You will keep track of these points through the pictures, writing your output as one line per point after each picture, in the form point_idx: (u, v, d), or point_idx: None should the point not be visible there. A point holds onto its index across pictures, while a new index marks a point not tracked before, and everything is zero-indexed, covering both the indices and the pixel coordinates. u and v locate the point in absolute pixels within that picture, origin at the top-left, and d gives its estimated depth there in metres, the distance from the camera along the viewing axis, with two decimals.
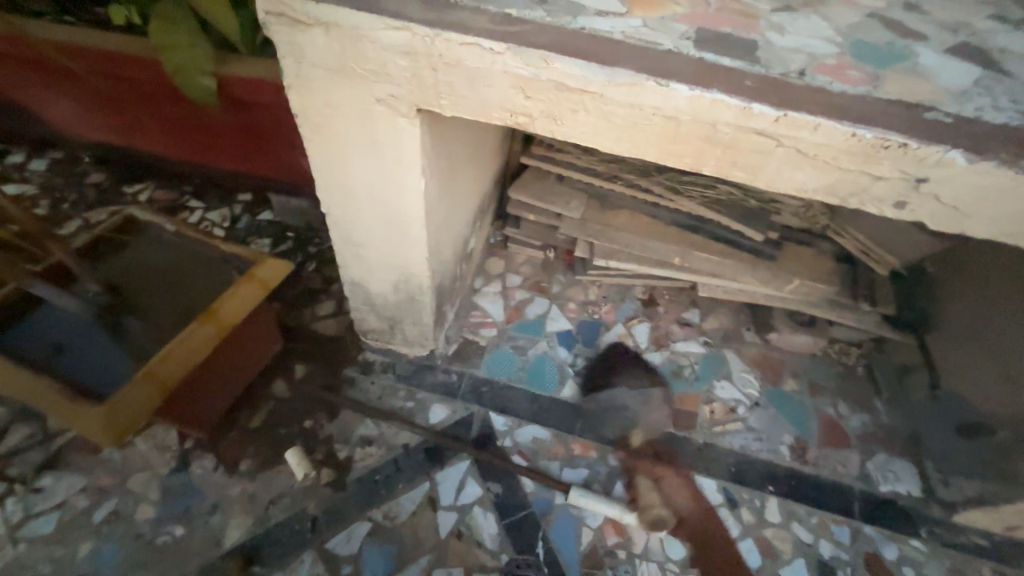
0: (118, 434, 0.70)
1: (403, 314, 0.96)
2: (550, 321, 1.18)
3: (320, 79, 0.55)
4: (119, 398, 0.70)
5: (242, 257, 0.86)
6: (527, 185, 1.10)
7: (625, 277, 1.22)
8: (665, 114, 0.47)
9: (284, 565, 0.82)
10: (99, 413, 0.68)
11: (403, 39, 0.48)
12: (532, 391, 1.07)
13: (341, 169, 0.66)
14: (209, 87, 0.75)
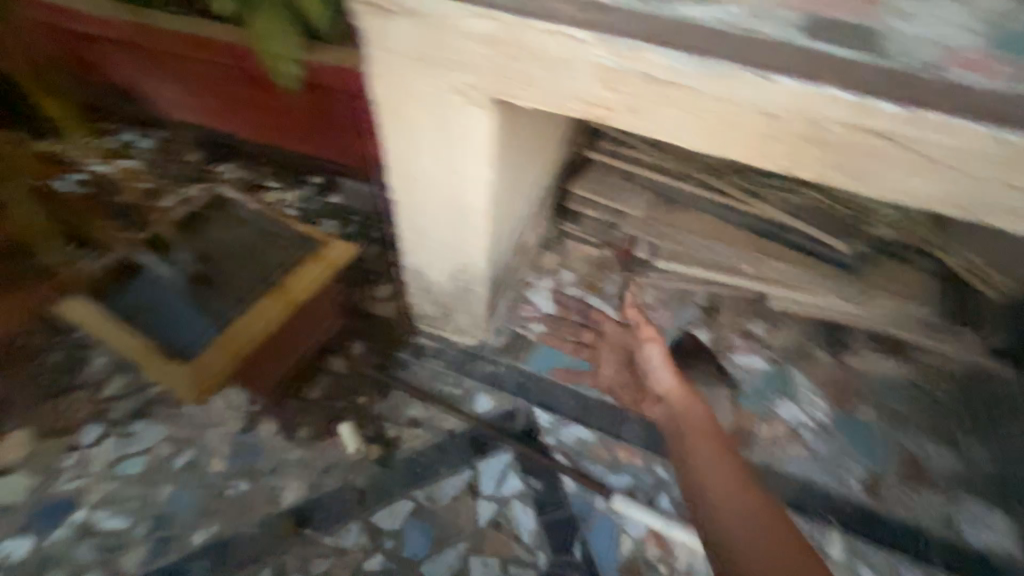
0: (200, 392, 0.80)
1: (456, 303, 0.97)
2: (602, 322, 1.14)
3: (400, 68, 0.56)
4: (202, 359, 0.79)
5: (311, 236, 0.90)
6: (590, 180, 1.06)
7: (687, 282, 1.15)
8: (764, 110, 0.44)
9: (331, 531, 0.86)
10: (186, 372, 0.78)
11: (487, 27, 0.47)
12: (579, 391, 1.04)
13: (412, 156, 0.67)
14: (298, 75, 0.80)
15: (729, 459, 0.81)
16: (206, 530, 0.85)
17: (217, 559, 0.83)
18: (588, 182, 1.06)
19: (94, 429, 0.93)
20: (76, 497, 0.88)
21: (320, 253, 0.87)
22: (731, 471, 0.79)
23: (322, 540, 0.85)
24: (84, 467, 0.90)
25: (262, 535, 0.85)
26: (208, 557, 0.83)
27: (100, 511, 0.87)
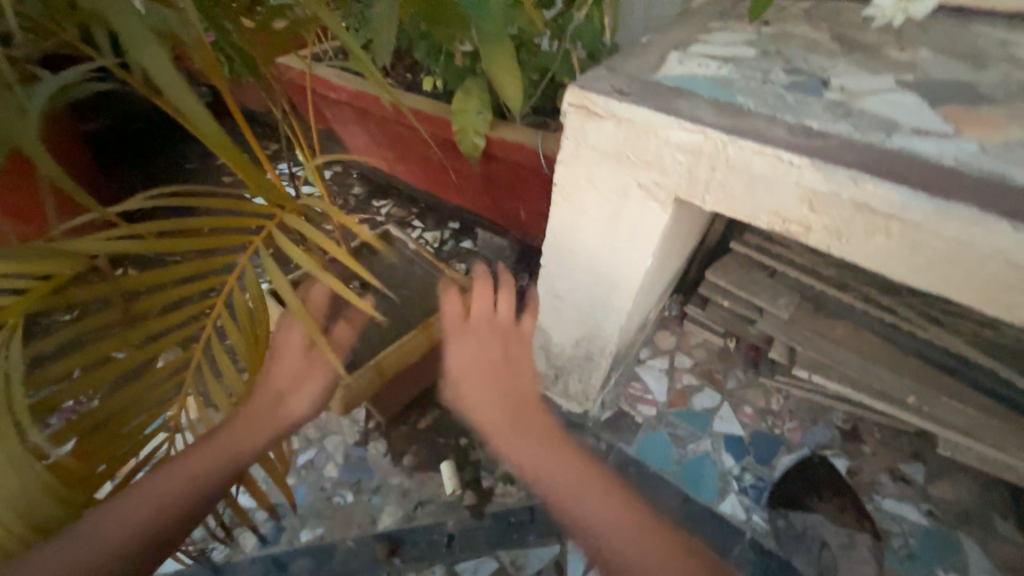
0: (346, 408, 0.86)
1: (573, 369, 0.97)
2: (718, 420, 1.07)
3: (591, 159, 0.61)
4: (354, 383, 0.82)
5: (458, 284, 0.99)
6: (728, 270, 1.03)
7: (825, 396, 1.04)
8: (1007, 260, 0.40)
9: (417, 568, 0.88)
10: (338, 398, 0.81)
11: (694, 140, 0.50)
12: (684, 491, 0.97)
13: (574, 232, 0.71)
14: (477, 146, 0.91)
15: (536, 438, 0.68)
16: (312, 531, 0.91)
17: (315, 563, 0.88)
18: (726, 273, 1.02)
19: None
20: None
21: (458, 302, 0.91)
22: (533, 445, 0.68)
23: (408, 574, 0.87)
24: None
25: (358, 551, 0.89)
26: (309, 558, 0.88)
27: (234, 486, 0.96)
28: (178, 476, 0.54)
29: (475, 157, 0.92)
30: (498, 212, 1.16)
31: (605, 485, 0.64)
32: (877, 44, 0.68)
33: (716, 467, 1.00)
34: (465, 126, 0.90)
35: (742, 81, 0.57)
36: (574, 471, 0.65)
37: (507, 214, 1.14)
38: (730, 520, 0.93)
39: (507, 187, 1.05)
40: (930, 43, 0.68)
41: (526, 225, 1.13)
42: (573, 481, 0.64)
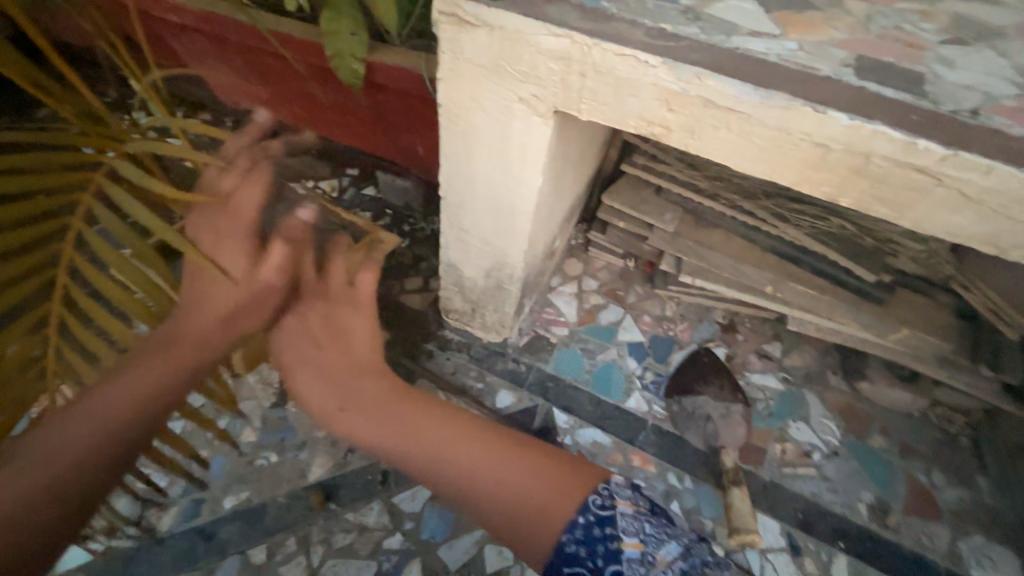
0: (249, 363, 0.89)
1: (487, 300, 1.00)
2: (623, 331, 1.18)
3: (470, 74, 0.60)
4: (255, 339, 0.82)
5: (358, 227, 0.95)
6: (621, 193, 1.10)
7: (706, 298, 1.20)
8: (815, 141, 0.47)
9: (354, 508, 0.90)
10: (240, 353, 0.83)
11: (563, 46, 0.51)
12: (597, 396, 1.08)
13: (467, 156, 0.71)
14: (358, 71, 0.83)
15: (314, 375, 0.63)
16: (237, 496, 0.88)
17: (247, 525, 0.86)
18: (619, 195, 1.09)
19: None
20: None
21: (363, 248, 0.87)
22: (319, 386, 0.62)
23: (345, 516, 0.89)
24: None
25: (291, 506, 0.89)
26: (238, 522, 0.86)
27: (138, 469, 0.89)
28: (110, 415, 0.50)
29: (356, 85, 0.84)
30: (395, 150, 1.10)
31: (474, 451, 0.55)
32: None
33: (622, 371, 1.12)
34: (340, 50, 0.81)
35: None
36: (389, 427, 0.58)
37: (405, 151, 1.09)
38: (635, 412, 1.07)
39: (399, 121, 1.00)
40: None
41: (427, 161, 1.09)
42: (435, 449, 0.56)
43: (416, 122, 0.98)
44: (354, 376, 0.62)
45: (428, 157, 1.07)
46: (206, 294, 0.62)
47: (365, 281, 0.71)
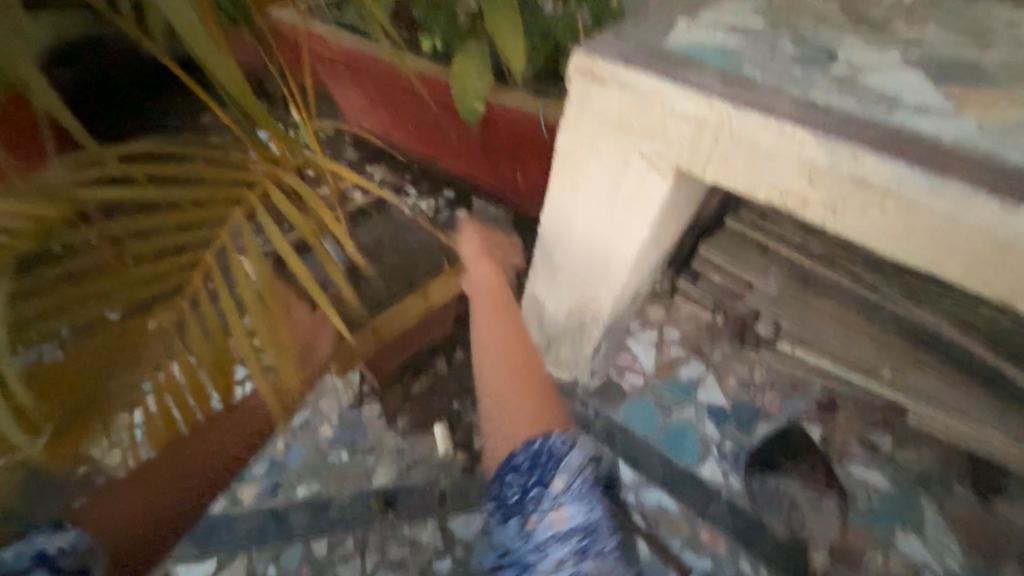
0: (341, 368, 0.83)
1: (565, 338, 0.99)
2: (702, 390, 1.11)
3: (594, 126, 0.60)
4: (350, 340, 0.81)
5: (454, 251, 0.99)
6: (721, 245, 1.05)
7: (802, 369, 1.10)
8: (992, 239, 0.42)
9: (411, 522, 0.92)
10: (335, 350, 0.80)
11: (699, 111, 0.51)
12: (667, 455, 1.02)
13: (575, 201, 0.71)
14: (477, 109, 0.88)
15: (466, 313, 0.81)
16: (309, 487, 0.94)
17: (314, 517, 0.92)
18: (717, 248, 1.04)
19: None
20: None
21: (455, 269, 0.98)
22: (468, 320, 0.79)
23: (402, 528, 0.91)
24: None
25: (354, 507, 0.93)
26: (306, 512, 0.92)
27: None
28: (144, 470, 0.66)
29: (473, 121, 0.90)
30: (495, 180, 1.15)
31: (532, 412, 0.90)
32: (885, 19, 0.67)
33: (698, 434, 1.05)
34: (465, 88, 0.87)
35: (750, 50, 0.57)
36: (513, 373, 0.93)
37: (504, 181, 1.13)
38: (708, 482, 0.99)
39: (505, 155, 1.04)
40: (937, 18, 0.67)
41: (525, 193, 1.12)
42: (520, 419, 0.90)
43: (520, 157, 1.02)
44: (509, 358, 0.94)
45: (525, 189, 1.10)
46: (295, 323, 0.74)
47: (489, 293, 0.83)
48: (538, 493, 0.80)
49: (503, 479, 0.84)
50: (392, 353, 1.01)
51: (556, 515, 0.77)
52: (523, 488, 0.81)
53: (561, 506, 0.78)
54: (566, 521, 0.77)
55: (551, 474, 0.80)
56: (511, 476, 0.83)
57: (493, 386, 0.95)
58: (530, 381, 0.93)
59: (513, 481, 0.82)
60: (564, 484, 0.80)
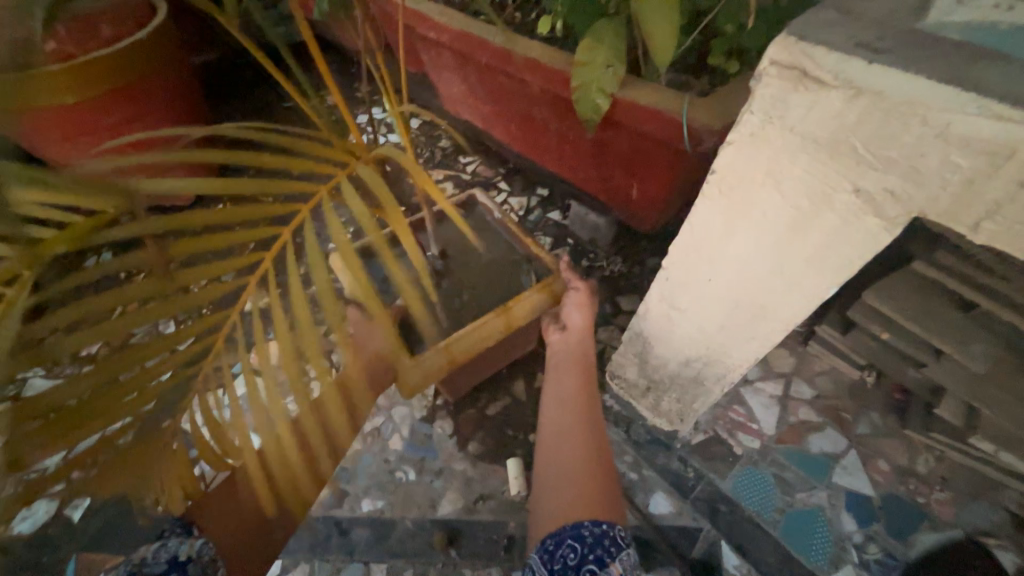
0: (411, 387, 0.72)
1: (673, 387, 0.82)
2: (840, 471, 0.88)
3: (785, 143, 0.43)
4: (421, 358, 0.70)
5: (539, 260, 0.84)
6: (898, 296, 0.79)
7: (994, 469, 0.83)
8: None
9: (473, 565, 0.83)
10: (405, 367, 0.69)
11: (1003, 136, 0.32)
12: (787, 548, 0.82)
13: (725, 236, 0.54)
14: (599, 107, 0.74)
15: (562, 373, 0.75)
16: (373, 504, 0.90)
17: (376, 537, 0.87)
18: (894, 298, 0.79)
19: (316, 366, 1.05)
20: None
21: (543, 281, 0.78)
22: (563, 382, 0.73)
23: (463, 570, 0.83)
24: None
25: (416, 535, 0.87)
26: (368, 530, 0.87)
27: None
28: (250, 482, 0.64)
29: (593, 120, 0.75)
30: (602, 187, 0.99)
31: (588, 498, 0.58)
32: None
33: (831, 528, 0.83)
34: (589, 80, 0.73)
35: None
36: (587, 442, 0.65)
37: (613, 191, 0.97)
38: None
39: (618, 159, 0.89)
40: None
41: (636, 206, 0.95)
42: (569, 504, 0.58)
43: (638, 165, 0.86)
44: (586, 420, 0.67)
45: (636, 202, 0.94)
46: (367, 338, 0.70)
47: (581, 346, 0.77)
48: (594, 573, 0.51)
49: (557, 538, 0.55)
50: (471, 371, 0.92)
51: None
52: (583, 555, 0.52)
53: None
54: None
55: (617, 555, 0.53)
56: (569, 540, 0.54)
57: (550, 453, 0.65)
58: (606, 457, 0.64)
59: (566, 551, 0.53)
60: (626, 566, 0.53)
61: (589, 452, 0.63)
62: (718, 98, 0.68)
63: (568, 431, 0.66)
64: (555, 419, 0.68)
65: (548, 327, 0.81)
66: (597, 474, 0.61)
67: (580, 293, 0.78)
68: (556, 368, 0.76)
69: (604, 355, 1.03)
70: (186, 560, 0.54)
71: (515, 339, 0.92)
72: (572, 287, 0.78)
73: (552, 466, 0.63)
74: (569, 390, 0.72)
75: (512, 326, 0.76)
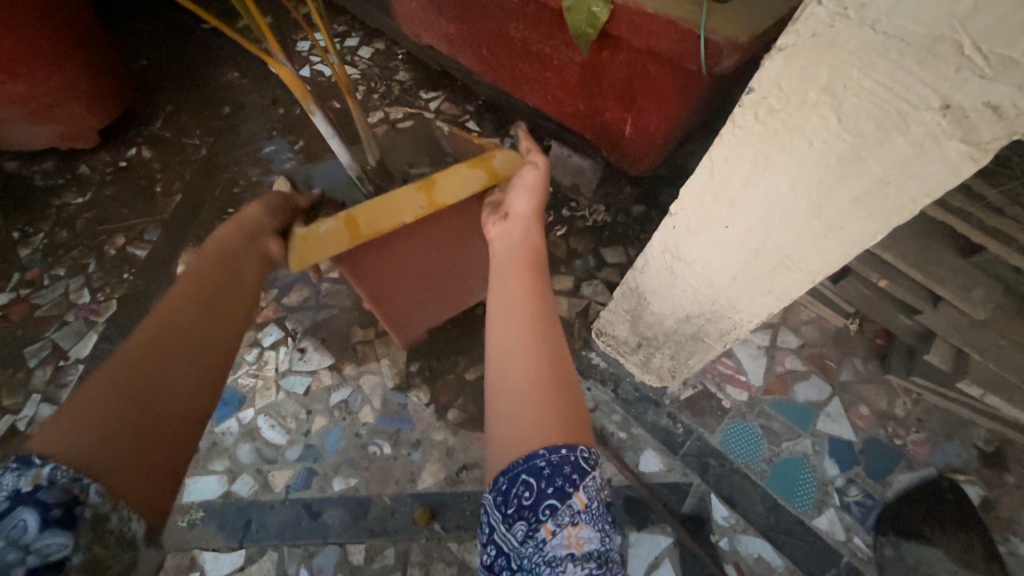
0: (300, 259, 0.60)
1: (667, 344, 0.77)
2: (825, 418, 0.88)
3: (860, 44, 0.33)
4: (315, 226, 0.59)
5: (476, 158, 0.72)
6: (899, 240, 0.74)
7: (969, 411, 0.85)
8: None
9: (459, 539, 0.78)
10: (298, 235, 0.59)
11: None
12: (773, 496, 0.82)
13: (757, 164, 0.45)
14: (597, 16, 0.61)
15: (504, 263, 0.56)
16: (347, 482, 0.82)
17: (353, 517, 0.80)
18: (897, 243, 0.74)
19: (274, 332, 0.94)
20: (243, 396, 0.88)
21: (481, 156, 0.65)
22: (511, 267, 0.55)
23: (449, 544, 0.78)
24: (260, 368, 0.91)
25: (396, 511, 0.80)
26: (343, 510, 0.80)
27: (262, 418, 0.87)
28: (110, 379, 0.43)
29: (589, 35, 0.62)
30: (589, 122, 0.87)
31: (543, 420, 0.44)
32: None
33: (815, 474, 0.84)
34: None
35: None
36: (538, 354, 0.47)
37: (602, 126, 0.86)
38: (826, 538, 0.80)
39: (611, 86, 0.77)
40: None
41: (628, 145, 0.84)
42: (513, 435, 0.44)
43: (633, 92, 0.75)
44: (547, 326, 0.49)
45: (627, 139, 0.83)
46: (242, 215, 0.59)
47: (512, 228, 0.60)
48: (555, 509, 0.42)
49: (509, 475, 0.43)
50: (420, 296, 0.82)
51: (572, 531, 0.41)
52: (540, 491, 0.42)
53: (582, 529, 0.42)
54: (584, 541, 0.41)
55: (581, 484, 0.42)
56: (524, 476, 0.42)
57: (496, 363, 0.48)
58: (569, 373, 0.47)
59: (520, 489, 0.42)
60: (591, 493, 0.43)
61: (544, 366, 0.46)
62: (739, 8, 0.57)
63: (516, 344, 0.47)
64: (502, 317, 0.50)
65: (490, 220, 0.64)
66: (556, 391, 0.45)
67: (533, 173, 0.62)
68: (498, 273, 0.55)
69: (589, 311, 0.96)
70: (34, 490, 0.36)
71: (467, 256, 0.80)
72: (529, 163, 0.63)
73: (495, 394, 0.47)
74: (515, 293, 0.52)
75: (437, 205, 0.64)
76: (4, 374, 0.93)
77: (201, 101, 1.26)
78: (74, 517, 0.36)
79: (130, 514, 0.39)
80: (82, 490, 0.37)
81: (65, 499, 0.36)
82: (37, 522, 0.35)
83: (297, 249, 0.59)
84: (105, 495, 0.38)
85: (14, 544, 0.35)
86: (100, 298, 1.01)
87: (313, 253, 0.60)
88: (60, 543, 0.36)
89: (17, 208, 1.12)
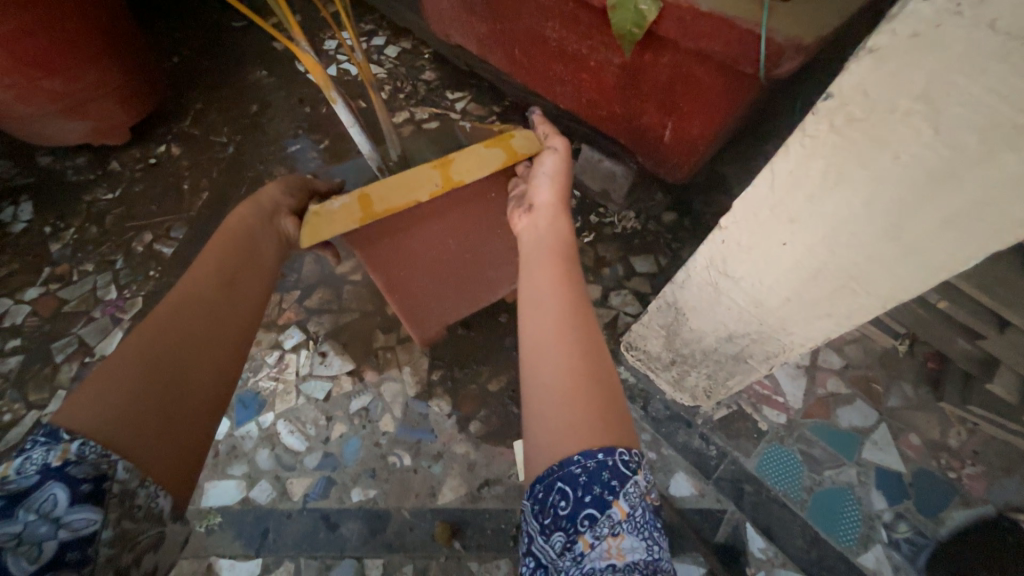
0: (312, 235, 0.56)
1: (705, 363, 0.72)
2: (871, 447, 0.82)
3: (971, 47, 0.29)
4: (329, 202, 0.56)
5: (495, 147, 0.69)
6: None
7: None
8: None
9: (479, 558, 0.75)
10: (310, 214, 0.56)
11: None
12: (813, 528, 0.77)
13: (829, 172, 0.40)
14: (642, 14, 0.57)
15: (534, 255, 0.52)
16: (365, 493, 0.80)
17: (370, 530, 0.78)
18: None
19: (295, 335, 0.93)
20: (263, 399, 0.87)
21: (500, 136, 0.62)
22: (539, 260, 0.51)
23: (468, 563, 0.75)
24: (280, 371, 0.89)
25: (415, 525, 0.78)
26: (361, 522, 0.78)
27: (282, 423, 0.85)
28: (130, 354, 0.41)
29: (635, 36, 0.59)
30: (625, 127, 0.83)
31: (585, 419, 0.40)
32: None
33: (860, 507, 0.79)
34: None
35: None
36: (573, 347, 0.43)
37: (639, 131, 0.81)
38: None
39: (651, 88, 0.73)
40: None
41: (666, 151, 0.80)
42: (549, 438, 0.40)
43: (675, 95, 0.71)
44: (579, 316, 0.45)
45: (666, 145, 0.79)
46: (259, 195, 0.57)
47: (539, 219, 0.56)
48: (594, 520, 0.38)
49: (544, 483, 0.40)
50: (438, 290, 0.79)
51: (612, 542, 0.38)
52: (578, 499, 0.38)
53: (625, 540, 0.38)
54: (628, 552, 0.38)
55: (622, 491, 0.38)
56: (559, 484, 0.39)
57: (531, 354, 0.44)
58: (605, 364, 0.43)
59: (556, 498, 0.39)
60: (633, 500, 0.39)
61: (580, 359, 0.42)
62: (802, 6, 0.53)
63: (551, 335, 0.44)
64: (534, 309, 0.46)
65: (513, 213, 0.60)
66: (595, 387, 0.41)
67: (555, 158, 0.58)
68: (526, 265, 0.51)
69: (618, 323, 0.92)
70: (63, 464, 0.34)
71: (487, 252, 0.78)
72: (548, 147, 0.60)
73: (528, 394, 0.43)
74: (546, 283, 0.48)
75: (452, 183, 0.59)
76: (32, 369, 0.94)
77: (229, 99, 1.26)
78: (104, 492, 0.35)
79: (157, 490, 0.37)
80: (110, 466, 0.36)
81: (94, 475, 0.35)
82: (68, 499, 0.34)
83: (308, 225, 0.56)
84: (133, 471, 0.36)
85: (45, 517, 0.33)
86: (127, 295, 1.01)
87: (323, 230, 0.56)
88: (90, 518, 0.34)
89: (49, 203, 1.13)
